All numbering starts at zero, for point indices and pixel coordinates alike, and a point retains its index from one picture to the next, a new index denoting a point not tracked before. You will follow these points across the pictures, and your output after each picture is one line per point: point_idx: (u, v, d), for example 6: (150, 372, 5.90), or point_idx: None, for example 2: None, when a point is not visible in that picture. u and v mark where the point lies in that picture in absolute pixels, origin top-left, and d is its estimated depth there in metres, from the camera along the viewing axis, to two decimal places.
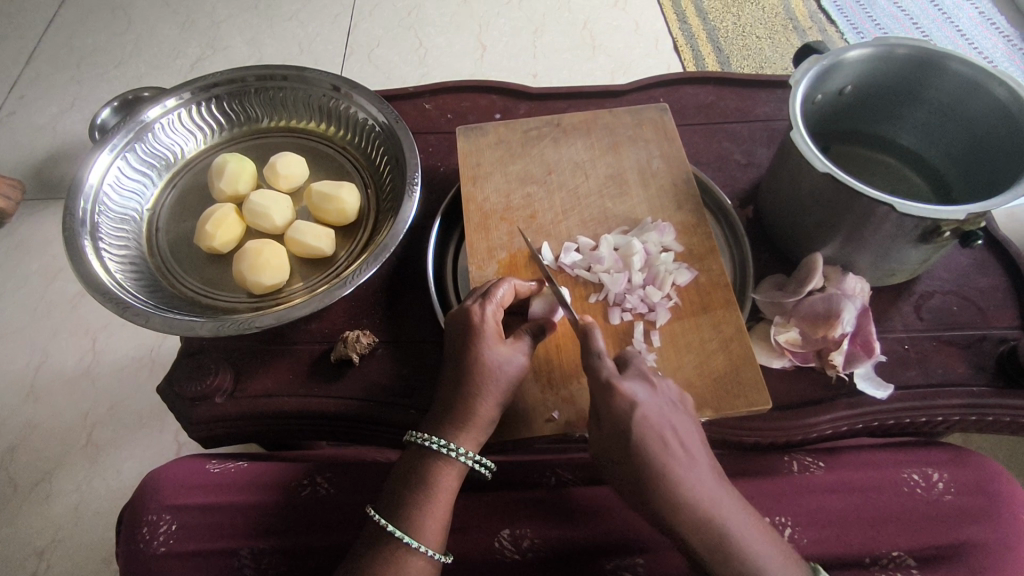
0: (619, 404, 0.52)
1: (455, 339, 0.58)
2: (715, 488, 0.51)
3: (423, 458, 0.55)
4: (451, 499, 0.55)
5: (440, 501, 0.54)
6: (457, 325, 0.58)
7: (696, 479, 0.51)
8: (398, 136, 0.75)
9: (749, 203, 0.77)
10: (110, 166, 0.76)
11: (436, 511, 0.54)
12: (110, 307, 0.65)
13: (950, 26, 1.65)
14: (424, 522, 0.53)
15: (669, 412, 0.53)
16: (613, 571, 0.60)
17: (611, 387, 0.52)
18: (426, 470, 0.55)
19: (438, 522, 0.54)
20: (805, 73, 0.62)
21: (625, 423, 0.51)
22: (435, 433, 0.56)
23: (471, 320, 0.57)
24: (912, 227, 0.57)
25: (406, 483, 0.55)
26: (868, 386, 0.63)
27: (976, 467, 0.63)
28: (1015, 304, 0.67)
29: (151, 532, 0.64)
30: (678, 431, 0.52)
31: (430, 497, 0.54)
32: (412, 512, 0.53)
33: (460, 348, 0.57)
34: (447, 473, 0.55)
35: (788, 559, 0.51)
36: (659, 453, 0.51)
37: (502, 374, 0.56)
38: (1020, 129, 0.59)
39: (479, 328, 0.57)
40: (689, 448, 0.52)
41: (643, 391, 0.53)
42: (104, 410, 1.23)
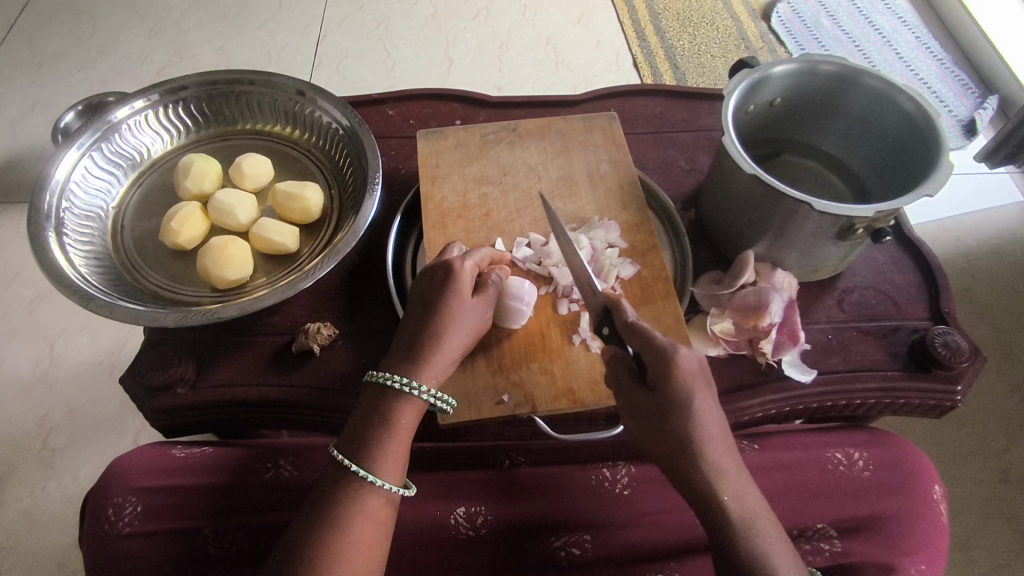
0: (679, 366, 0.52)
1: (428, 287, 0.62)
2: (737, 464, 0.53)
3: (386, 398, 0.57)
4: (409, 438, 0.58)
5: (400, 438, 0.57)
6: (432, 273, 0.63)
7: (726, 453, 0.52)
8: (361, 139, 0.79)
9: (692, 206, 0.83)
10: (76, 165, 0.77)
11: (396, 450, 0.57)
12: (73, 298, 0.66)
13: (890, 49, 1.76)
14: (385, 457, 0.56)
15: (711, 392, 0.53)
16: (560, 547, 0.64)
17: (671, 353, 0.53)
18: (387, 408, 0.57)
19: (398, 460, 0.57)
20: (737, 85, 0.68)
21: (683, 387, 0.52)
22: (398, 373, 0.58)
23: (452, 266, 0.62)
24: (830, 224, 0.63)
25: (369, 423, 0.57)
26: (794, 371, 0.68)
27: (892, 446, 0.69)
28: (926, 298, 0.74)
29: (116, 513, 0.65)
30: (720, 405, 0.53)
31: (392, 435, 0.57)
32: (376, 450, 0.56)
33: (431, 293, 0.61)
34: (408, 412, 0.57)
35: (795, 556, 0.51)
36: (702, 422, 0.52)
37: (464, 320, 0.60)
38: (926, 138, 0.66)
39: (458, 274, 0.62)
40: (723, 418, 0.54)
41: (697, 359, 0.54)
42: (61, 414, 1.22)
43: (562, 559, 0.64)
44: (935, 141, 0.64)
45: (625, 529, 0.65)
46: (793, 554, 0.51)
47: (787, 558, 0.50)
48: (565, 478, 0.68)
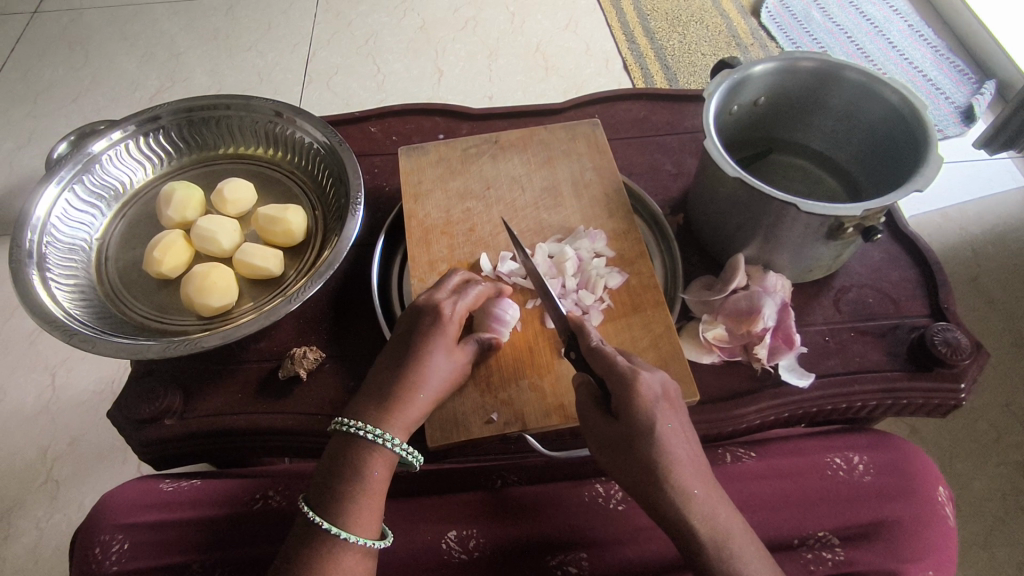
0: (642, 391, 0.52)
1: (414, 328, 0.59)
2: (710, 484, 0.52)
3: (357, 448, 0.55)
4: (382, 488, 0.56)
5: (373, 491, 0.55)
6: (420, 312, 0.60)
7: (697, 474, 0.52)
8: (341, 158, 0.78)
9: (680, 210, 0.81)
10: (57, 199, 0.77)
11: (370, 502, 0.54)
12: (56, 334, 0.66)
13: (883, 39, 1.73)
14: (359, 514, 0.53)
15: (677, 414, 0.53)
16: (557, 566, 0.62)
17: (634, 376, 0.52)
18: (358, 460, 0.55)
19: (372, 514, 0.54)
20: (717, 86, 0.66)
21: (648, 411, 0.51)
22: (369, 422, 0.56)
23: (443, 311, 0.60)
24: (819, 225, 0.61)
25: (337, 475, 0.54)
26: (791, 376, 0.66)
27: (893, 448, 0.68)
28: (925, 294, 0.72)
29: (103, 551, 0.64)
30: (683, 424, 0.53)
31: (363, 487, 0.54)
32: (348, 505, 0.53)
33: (416, 334, 0.59)
34: (380, 461, 0.55)
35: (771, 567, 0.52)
36: (671, 446, 0.51)
37: (441, 372, 0.58)
38: (913, 132, 0.64)
39: (446, 320, 0.59)
40: (690, 439, 0.53)
41: (660, 381, 0.54)
42: (63, 445, 1.21)
43: None
44: (923, 134, 0.63)
45: (622, 545, 0.63)
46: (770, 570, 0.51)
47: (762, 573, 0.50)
48: (560, 496, 0.66)
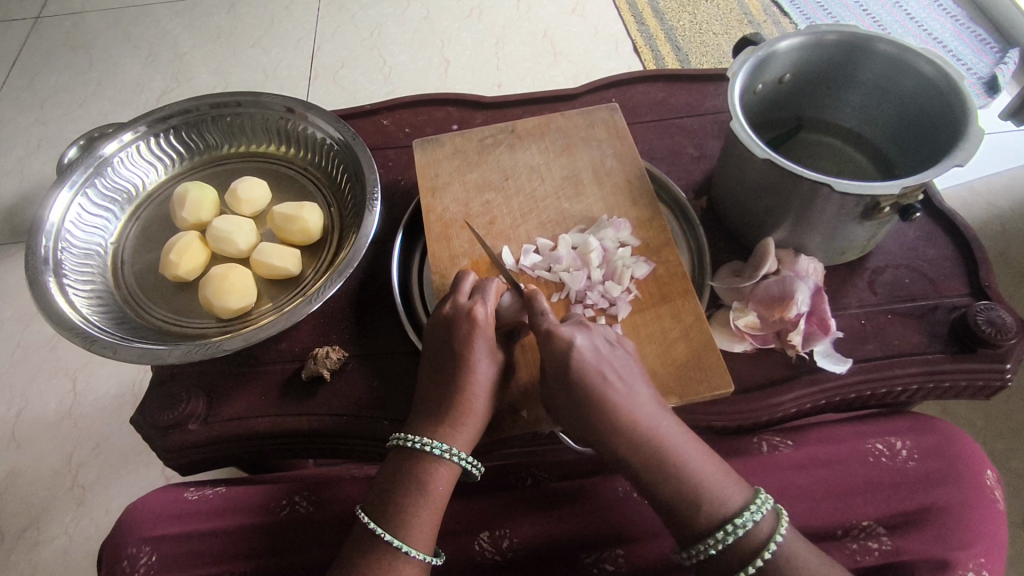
0: (561, 344, 0.55)
1: (447, 336, 0.58)
2: (656, 412, 0.54)
3: (421, 461, 0.55)
4: (444, 502, 0.55)
5: (435, 503, 0.54)
6: (452, 321, 0.58)
7: (637, 404, 0.53)
8: (356, 153, 0.76)
9: (704, 195, 0.79)
10: (70, 204, 0.76)
11: (431, 515, 0.54)
12: (76, 341, 0.65)
13: (899, 10, 1.68)
14: (418, 526, 0.53)
15: (607, 351, 0.55)
16: (593, 564, 0.61)
17: (551, 331, 0.56)
18: (420, 473, 0.54)
19: (430, 527, 0.54)
20: (741, 65, 0.64)
21: (565, 358, 0.54)
22: (435, 437, 0.55)
23: (475, 315, 0.58)
24: (854, 205, 0.59)
25: (400, 486, 0.54)
26: (828, 362, 0.64)
27: (937, 432, 0.66)
28: (964, 273, 0.69)
29: (130, 565, 0.63)
30: (614, 366, 0.55)
31: (427, 501, 0.54)
32: (409, 517, 0.53)
33: (454, 341, 0.58)
34: (444, 475, 0.55)
35: (733, 476, 0.52)
36: (599, 385, 0.53)
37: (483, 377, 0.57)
38: (949, 104, 0.61)
39: (481, 325, 0.58)
40: (628, 381, 0.54)
41: (584, 334, 0.56)
42: (88, 449, 1.22)
43: None
44: (960, 106, 0.60)
45: (658, 540, 0.62)
46: (728, 477, 0.52)
47: (724, 490, 0.51)
48: (591, 491, 0.65)
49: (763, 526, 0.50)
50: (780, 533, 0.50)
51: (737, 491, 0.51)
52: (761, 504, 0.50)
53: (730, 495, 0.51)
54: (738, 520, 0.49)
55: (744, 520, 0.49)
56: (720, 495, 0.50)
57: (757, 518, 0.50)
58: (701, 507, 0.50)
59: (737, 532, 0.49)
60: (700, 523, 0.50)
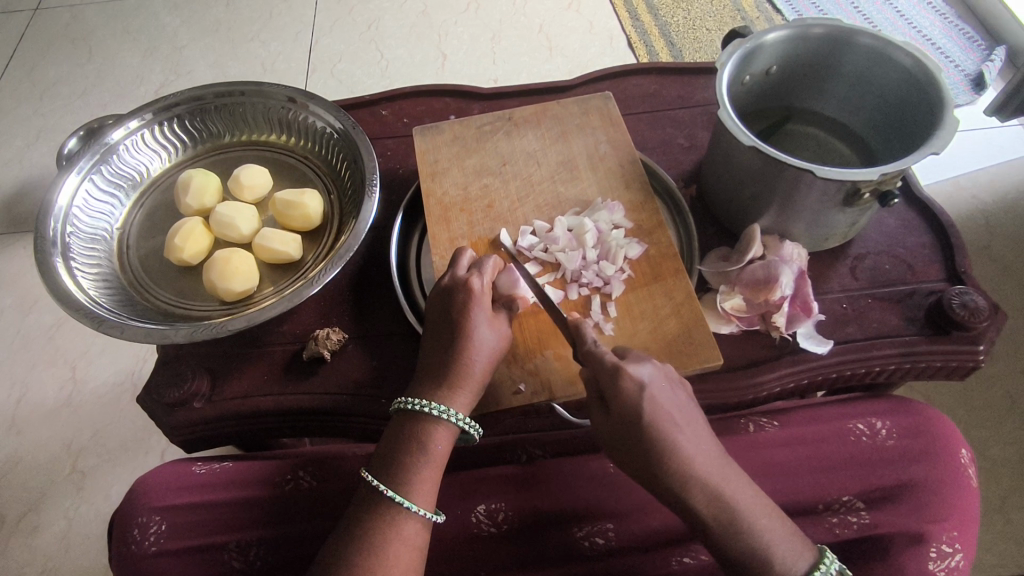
0: (627, 385, 0.53)
1: (447, 307, 0.61)
2: (720, 465, 0.54)
3: (422, 423, 0.58)
4: (443, 462, 0.58)
5: (434, 462, 0.57)
6: (452, 290, 0.62)
7: (705, 456, 0.54)
8: (356, 141, 0.78)
9: (694, 183, 0.81)
10: (77, 189, 0.78)
11: (431, 474, 0.57)
12: (84, 321, 0.67)
13: (890, 8, 1.71)
14: (418, 485, 0.56)
15: (669, 392, 0.55)
16: (584, 538, 0.64)
17: (618, 369, 0.54)
18: (421, 434, 0.57)
19: (430, 487, 0.57)
20: (729, 56, 0.66)
21: (634, 403, 0.53)
22: (435, 400, 0.58)
23: (472, 286, 0.61)
24: (835, 190, 0.61)
25: (402, 446, 0.57)
26: (809, 343, 0.67)
27: (915, 413, 0.68)
28: (942, 259, 0.72)
29: (141, 533, 0.65)
30: (679, 411, 0.54)
31: (427, 461, 0.57)
32: (411, 476, 0.56)
33: (453, 314, 0.60)
34: (443, 436, 0.58)
35: (797, 535, 0.54)
36: (670, 432, 0.53)
37: (481, 352, 0.59)
38: (927, 95, 0.64)
39: (478, 297, 0.60)
40: (689, 424, 0.54)
41: (648, 370, 0.55)
42: (88, 436, 1.24)
43: (586, 548, 0.64)
44: (938, 97, 0.62)
45: (647, 515, 0.65)
46: (795, 537, 0.54)
47: (786, 547, 0.53)
48: (585, 467, 0.68)
49: None
50: None
51: (806, 552, 0.53)
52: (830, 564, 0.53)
53: (792, 552, 0.52)
54: None
55: None
56: (789, 556, 0.52)
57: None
58: (770, 564, 0.52)
59: None
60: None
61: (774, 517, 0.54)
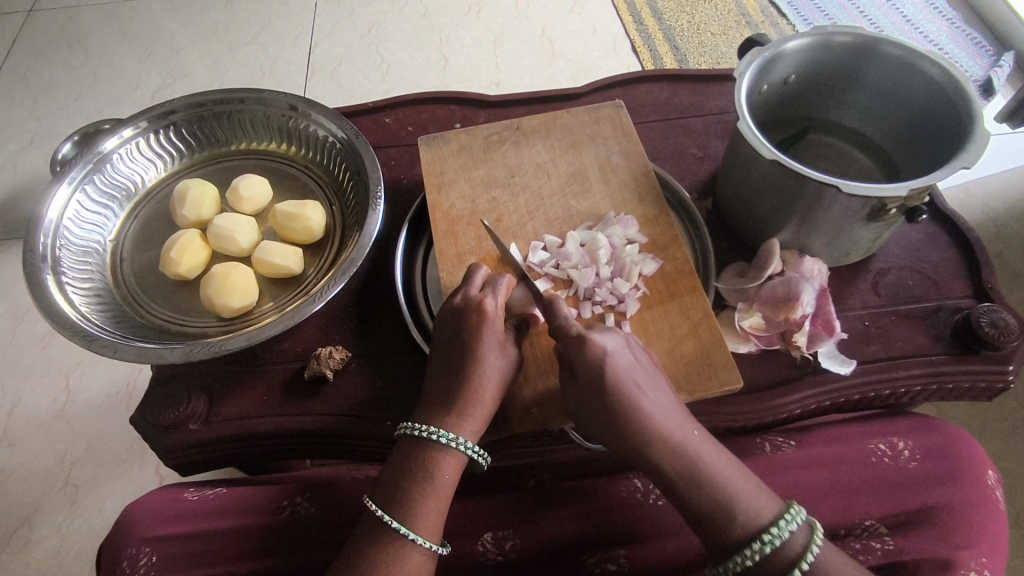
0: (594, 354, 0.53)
1: (457, 328, 0.58)
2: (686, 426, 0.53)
3: (428, 450, 0.55)
4: (450, 492, 0.55)
5: (441, 492, 0.55)
6: (461, 312, 0.59)
7: (667, 415, 0.53)
8: (359, 151, 0.76)
9: (708, 194, 0.79)
10: (69, 200, 0.75)
11: (437, 504, 0.54)
12: (74, 340, 0.64)
13: (897, 13, 1.69)
14: (423, 516, 0.53)
15: (635, 360, 0.54)
16: (595, 565, 0.61)
17: (582, 339, 0.54)
18: (427, 462, 0.55)
19: (436, 517, 0.54)
20: (748, 65, 0.64)
21: (597, 369, 0.53)
22: (443, 427, 0.55)
23: (485, 307, 0.58)
24: (861, 206, 0.59)
25: (407, 474, 0.55)
26: (831, 363, 0.65)
27: (938, 432, 0.66)
28: (967, 275, 0.70)
29: (130, 566, 0.62)
30: (643, 375, 0.54)
31: (433, 490, 0.54)
32: (416, 507, 0.53)
33: (463, 335, 0.58)
34: (451, 465, 0.55)
35: (764, 489, 0.53)
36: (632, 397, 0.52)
37: (490, 376, 0.57)
38: (955, 106, 0.62)
39: (490, 318, 0.58)
40: (654, 388, 0.54)
41: (613, 341, 0.54)
42: (81, 449, 1.20)
43: None
44: (967, 108, 0.60)
45: (661, 540, 0.62)
46: (760, 490, 0.53)
47: (753, 502, 0.52)
48: (597, 490, 0.65)
49: (798, 537, 0.50)
50: (815, 546, 0.50)
51: (772, 504, 0.52)
52: (795, 515, 0.51)
53: (759, 508, 0.51)
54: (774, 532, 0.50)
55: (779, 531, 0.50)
56: (755, 509, 0.51)
57: (793, 528, 0.50)
58: (735, 520, 0.51)
59: (771, 546, 0.50)
60: (734, 533, 0.51)
61: (745, 482, 0.52)
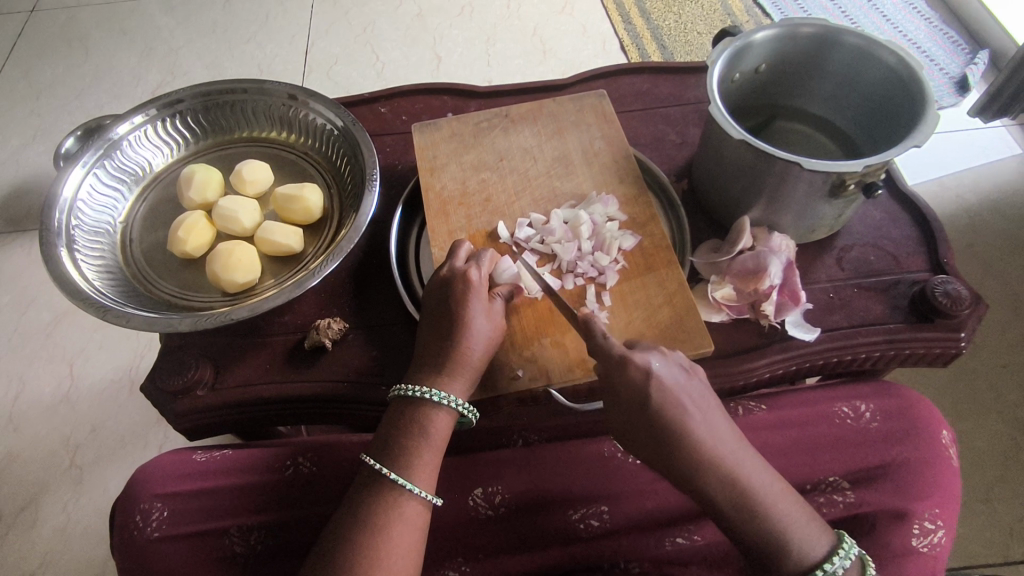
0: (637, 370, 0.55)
1: (445, 296, 0.63)
2: (738, 449, 0.56)
3: (422, 408, 0.59)
4: (442, 447, 0.60)
5: (434, 446, 0.59)
6: (449, 281, 0.63)
7: (718, 440, 0.55)
8: (356, 137, 0.80)
9: (686, 178, 0.84)
10: (81, 183, 0.79)
11: (432, 458, 0.59)
12: (89, 310, 0.68)
13: (876, 12, 1.75)
14: (418, 468, 0.58)
15: (684, 381, 0.57)
16: (579, 520, 0.66)
17: (625, 358, 0.56)
18: (421, 419, 0.59)
19: (431, 469, 0.59)
20: (720, 53, 0.69)
21: (642, 388, 0.55)
22: (436, 386, 0.60)
23: (470, 277, 0.63)
24: (822, 183, 0.64)
25: (404, 431, 0.59)
26: (797, 330, 0.69)
27: (898, 396, 0.71)
28: (925, 250, 0.74)
29: (143, 519, 0.66)
30: (693, 398, 0.56)
31: (428, 444, 0.59)
32: (412, 459, 0.58)
33: (450, 302, 0.62)
34: (442, 421, 0.59)
35: (814, 519, 0.55)
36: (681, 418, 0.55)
37: (477, 339, 0.61)
38: (910, 90, 0.67)
39: (475, 287, 0.62)
40: (705, 411, 0.56)
41: (657, 360, 0.56)
42: (86, 432, 1.24)
43: (582, 531, 0.65)
44: (919, 92, 0.65)
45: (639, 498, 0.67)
46: (812, 522, 0.55)
47: (804, 529, 0.54)
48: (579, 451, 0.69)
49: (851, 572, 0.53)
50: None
51: (822, 536, 0.54)
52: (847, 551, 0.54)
53: (808, 534, 0.54)
54: (829, 565, 0.52)
55: (833, 567, 0.53)
56: (806, 540, 0.53)
57: (846, 564, 0.53)
58: (789, 550, 0.53)
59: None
60: (788, 564, 0.53)
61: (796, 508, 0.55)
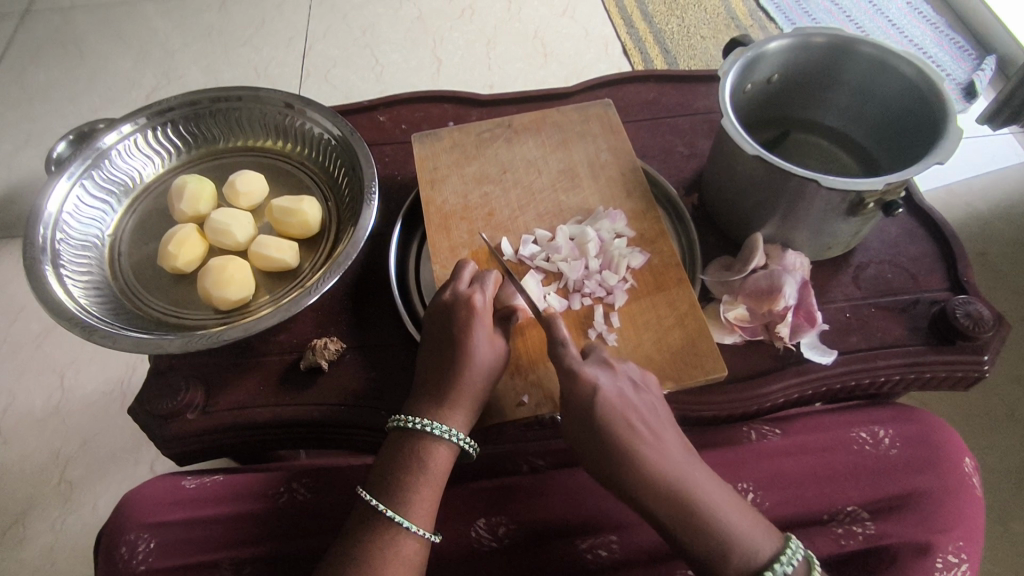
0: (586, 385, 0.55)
1: (446, 320, 0.60)
2: (681, 455, 0.54)
3: (421, 441, 0.56)
4: (441, 483, 0.57)
5: (434, 482, 0.56)
6: (450, 304, 0.60)
7: (670, 456, 0.53)
8: (354, 148, 0.77)
9: (695, 191, 0.81)
10: (68, 195, 0.76)
11: (429, 493, 0.56)
12: (74, 330, 0.65)
13: (882, 17, 1.72)
14: (416, 504, 0.55)
15: (631, 393, 0.55)
16: (587, 550, 0.63)
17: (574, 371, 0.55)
18: (420, 452, 0.56)
19: (429, 505, 0.56)
20: (732, 65, 0.66)
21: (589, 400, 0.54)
22: (437, 419, 0.57)
23: (473, 301, 0.59)
24: (840, 200, 0.61)
25: (401, 464, 0.56)
26: (813, 353, 0.67)
27: (919, 422, 0.68)
28: (943, 268, 0.72)
29: (129, 551, 0.63)
30: (638, 409, 0.54)
31: (427, 479, 0.56)
32: (409, 494, 0.55)
33: (452, 327, 0.59)
34: (442, 456, 0.57)
35: (763, 523, 0.53)
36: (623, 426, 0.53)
37: (479, 366, 0.58)
38: (929, 103, 0.64)
39: (479, 311, 0.59)
40: (647, 418, 0.54)
41: (605, 374, 0.56)
42: (75, 447, 1.21)
43: (590, 562, 0.62)
44: (940, 105, 0.62)
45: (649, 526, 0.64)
46: (757, 526, 0.52)
47: (751, 535, 0.51)
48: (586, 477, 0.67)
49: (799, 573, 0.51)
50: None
51: (769, 538, 0.52)
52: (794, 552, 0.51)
53: (755, 540, 0.51)
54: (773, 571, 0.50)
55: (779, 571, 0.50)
56: (753, 546, 0.51)
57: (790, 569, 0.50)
58: (732, 556, 0.50)
59: None
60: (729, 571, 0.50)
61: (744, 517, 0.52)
